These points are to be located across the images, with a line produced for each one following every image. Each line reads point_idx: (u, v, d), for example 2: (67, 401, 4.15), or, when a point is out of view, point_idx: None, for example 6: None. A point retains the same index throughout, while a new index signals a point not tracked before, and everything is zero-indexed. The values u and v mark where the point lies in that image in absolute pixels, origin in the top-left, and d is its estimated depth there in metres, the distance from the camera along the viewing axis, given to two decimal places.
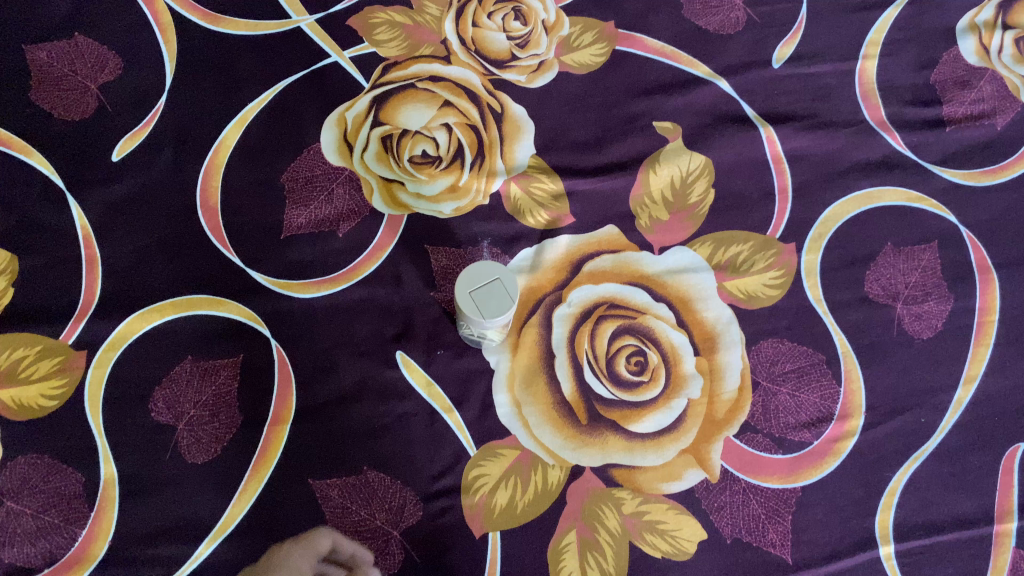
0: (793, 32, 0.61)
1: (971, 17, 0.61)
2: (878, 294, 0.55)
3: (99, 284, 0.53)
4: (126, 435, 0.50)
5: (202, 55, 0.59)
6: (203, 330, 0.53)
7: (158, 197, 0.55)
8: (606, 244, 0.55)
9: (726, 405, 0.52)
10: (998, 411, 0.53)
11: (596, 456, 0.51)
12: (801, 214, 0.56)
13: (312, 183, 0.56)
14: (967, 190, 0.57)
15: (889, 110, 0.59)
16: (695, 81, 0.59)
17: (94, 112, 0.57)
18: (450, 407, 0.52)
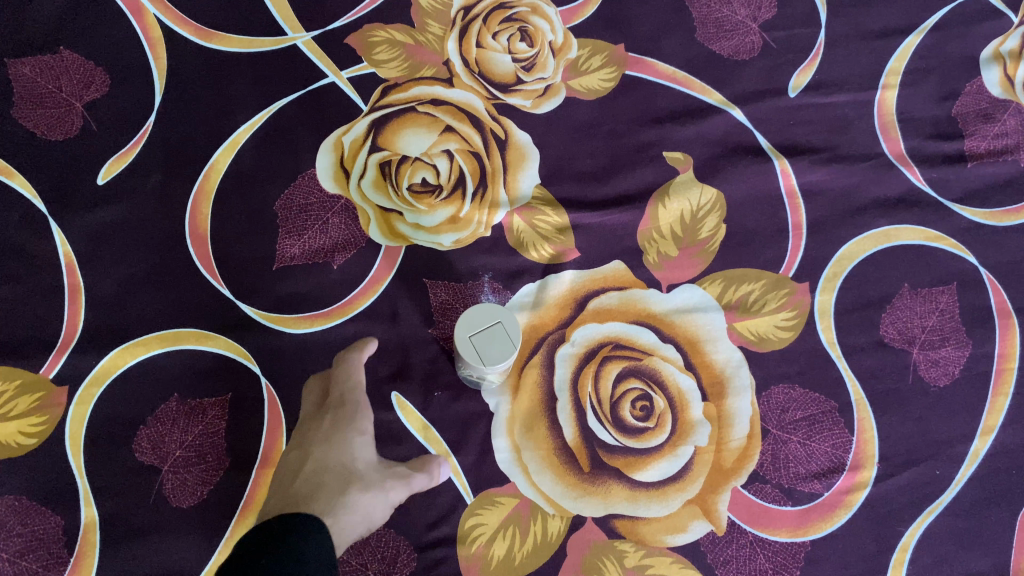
0: (810, 59, 0.58)
1: (996, 46, 0.59)
2: (894, 338, 0.53)
3: (82, 315, 0.51)
4: (109, 477, 0.48)
5: (194, 72, 0.56)
6: (190, 367, 0.51)
7: (146, 224, 0.53)
8: (612, 281, 0.53)
9: (734, 453, 0.50)
10: (1016, 463, 0.51)
11: (598, 505, 0.49)
12: (815, 252, 0.54)
13: (307, 211, 0.53)
14: (988, 229, 0.55)
15: (908, 143, 0.57)
16: (707, 110, 0.57)
17: (79, 131, 0.54)
18: (447, 451, 0.50)
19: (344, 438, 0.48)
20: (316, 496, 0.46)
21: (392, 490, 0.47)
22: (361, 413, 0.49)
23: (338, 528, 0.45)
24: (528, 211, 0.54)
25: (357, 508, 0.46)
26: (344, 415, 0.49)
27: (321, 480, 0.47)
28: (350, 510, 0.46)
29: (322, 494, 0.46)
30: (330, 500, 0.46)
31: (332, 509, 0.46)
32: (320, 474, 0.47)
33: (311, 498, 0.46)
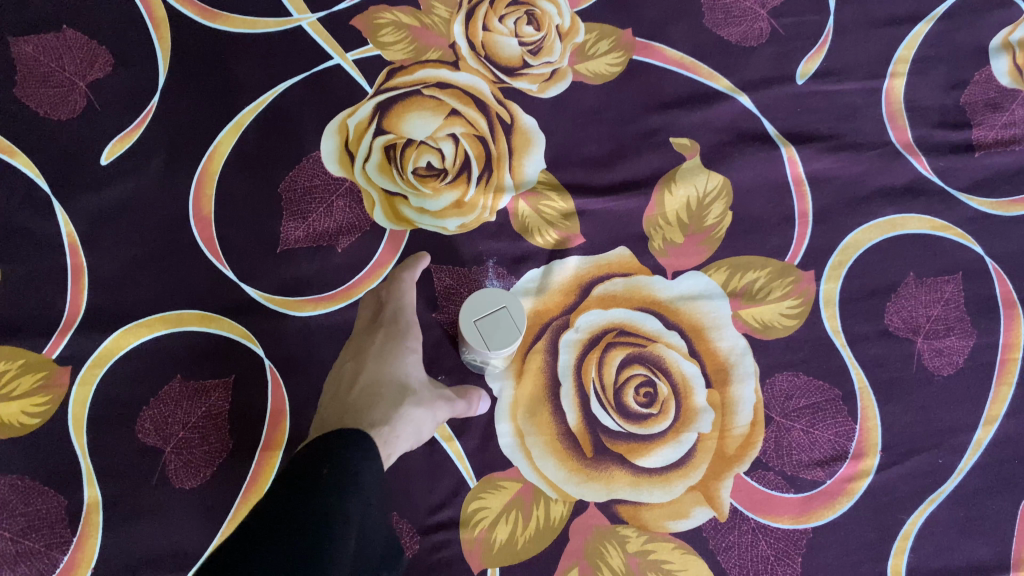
0: (818, 47, 0.58)
1: (1005, 36, 0.58)
2: (899, 327, 0.53)
3: (85, 295, 0.51)
4: (112, 457, 0.48)
5: (198, 53, 0.56)
6: (193, 348, 0.50)
7: (149, 204, 0.53)
8: (617, 267, 0.53)
9: (737, 440, 0.50)
10: (1019, 453, 0.51)
11: (601, 491, 0.49)
12: (821, 241, 0.54)
13: (311, 194, 0.53)
14: (995, 219, 0.55)
15: (916, 132, 0.56)
16: (714, 96, 0.57)
17: (83, 111, 0.54)
18: (450, 436, 0.50)
19: (398, 354, 0.48)
20: (375, 406, 0.44)
21: (441, 409, 0.47)
22: (410, 334, 0.49)
23: (392, 437, 0.44)
24: (534, 195, 0.54)
25: (413, 421, 0.45)
26: (397, 334, 0.48)
27: (376, 390, 0.45)
28: (406, 422, 0.45)
29: (380, 402, 0.45)
30: (388, 409, 0.44)
31: (390, 418, 0.44)
32: (374, 384, 0.46)
33: (369, 406, 0.44)
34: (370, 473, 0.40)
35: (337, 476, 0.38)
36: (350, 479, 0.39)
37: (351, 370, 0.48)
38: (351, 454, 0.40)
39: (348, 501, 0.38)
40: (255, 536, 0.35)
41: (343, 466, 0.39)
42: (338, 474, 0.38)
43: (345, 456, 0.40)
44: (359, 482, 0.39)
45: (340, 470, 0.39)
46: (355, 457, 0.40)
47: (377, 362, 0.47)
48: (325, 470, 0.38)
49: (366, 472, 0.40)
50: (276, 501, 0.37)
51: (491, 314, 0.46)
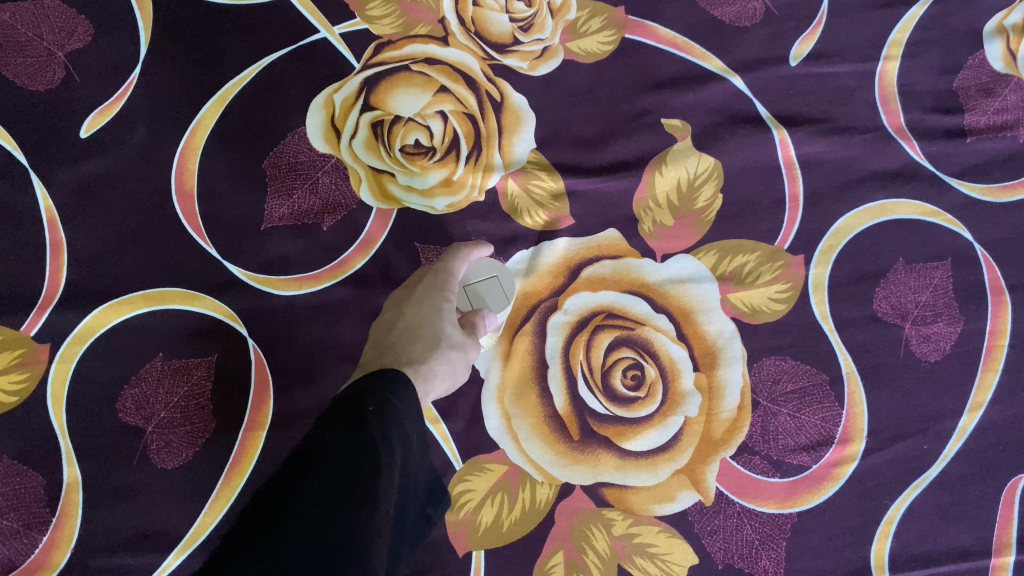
0: (812, 27, 0.57)
1: (1000, 19, 0.58)
2: (887, 313, 0.52)
3: (64, 272, 0.50)
4: (92, 436, 0.48)
5: (180, 24, 0.54)
6: (175, 327, 0.50)
7: (130, 179, 0.52)
8: (606, 249, 0.53)
9: (724, 424, 0.50)
10: (1004, 439, 0.51)
11: (587, 474, 0.49)
12: (811, 225, 0.54)
13: (296, 171, 0.52)
14: (985, 206, 0.55)
15: (908, 116, 0.56)
16: (707, 77, 0.56)
17: (61, 83, 0.53)
18: (437, 418, 0.50)
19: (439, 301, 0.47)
20: (413, 345, 0.44)
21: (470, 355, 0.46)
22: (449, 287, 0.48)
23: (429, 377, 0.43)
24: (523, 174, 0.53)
25: (447, 362, 0.45)
26: (436, 284, 0.48)
27: (413, 332, 0.45)
28: (443, 366, 0.44)
29: (420, 343, 0.44)
30: (425, 351, 0.44)
31: (428, 360, 0.44)
32: (413, 328, 0.45)
33: (406, 347, 0.44)
34: (402, 412, 0.38)
35: (377, 415, 0.36)
36: (387, 417, 0.37)
37: (390, 321, 0.47)
38: (384, 392, 0.39)
39: (388, 438, 0.36)
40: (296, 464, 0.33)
41: (379, 405, 0.37)
42: (375, 412, 0.37)
43: (380, 395, 0.38)
44: (396, 420, 0.37)
45: (376, 409, 0.37)
46: (386, 396, 0.38)
47: (414, 308, 0.46)
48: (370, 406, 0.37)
49: (401, 411, 0.38)
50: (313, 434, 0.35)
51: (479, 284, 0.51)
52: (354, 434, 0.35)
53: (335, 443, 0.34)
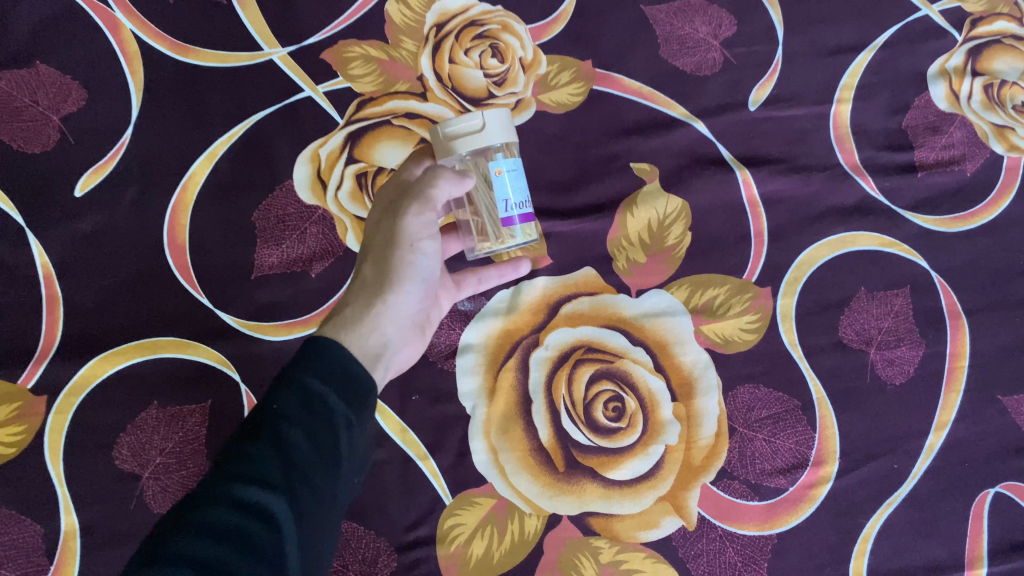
0: (768, 75, 0.61)
1: (942, 62, 0.62)
2: (853, 339, 0.55)
3: (59, 326, 0.52)
4: (89, 485, 0.49)
5: (169, 85, 0.57)
6: (170, 374, 0.51)
7: (124, 234, 0.54)
8: (583, 287, 0.55)
9: (703, 451, 0.52)
10: (969, 456, 0.53)
11: (574, 504, 0.51)
12: (776, 259, 0.57)
13: (284, 222, 0.54)
14: (939, 236, 0.58)
15: (862, 154, 0.59)
16: (672, 123, 0.59)
17: (55, 145, 0.55)
18: (425, 454, 0.51)
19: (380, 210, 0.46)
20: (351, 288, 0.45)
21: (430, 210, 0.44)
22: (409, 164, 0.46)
23: (362, 313, 0.43)
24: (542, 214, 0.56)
25: (403, 241, 0.43)
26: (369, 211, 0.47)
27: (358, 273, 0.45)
28: (396, 248, 0.43)
29: (371, 258, 0.44)
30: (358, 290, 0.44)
31: (357, 300, 0.43)
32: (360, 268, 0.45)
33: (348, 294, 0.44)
34: (333, 388, 0.38)
35: (287, 404, 0.36)
36: (309, 406, 0.36)
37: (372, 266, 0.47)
38: (310, 371, 0.38)
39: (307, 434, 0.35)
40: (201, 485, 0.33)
41: (300, 390, 0.37)
42: (293, 402, 0.36)
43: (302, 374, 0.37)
44: (321, 406, 0.36)
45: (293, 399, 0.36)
46: (314, 374, 0.38)
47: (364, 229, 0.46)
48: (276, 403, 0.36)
49: (328, 390, 0.37)
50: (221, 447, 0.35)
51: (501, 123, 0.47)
52: (259, 449, 0.34)
53: (240, 462, 0.34)
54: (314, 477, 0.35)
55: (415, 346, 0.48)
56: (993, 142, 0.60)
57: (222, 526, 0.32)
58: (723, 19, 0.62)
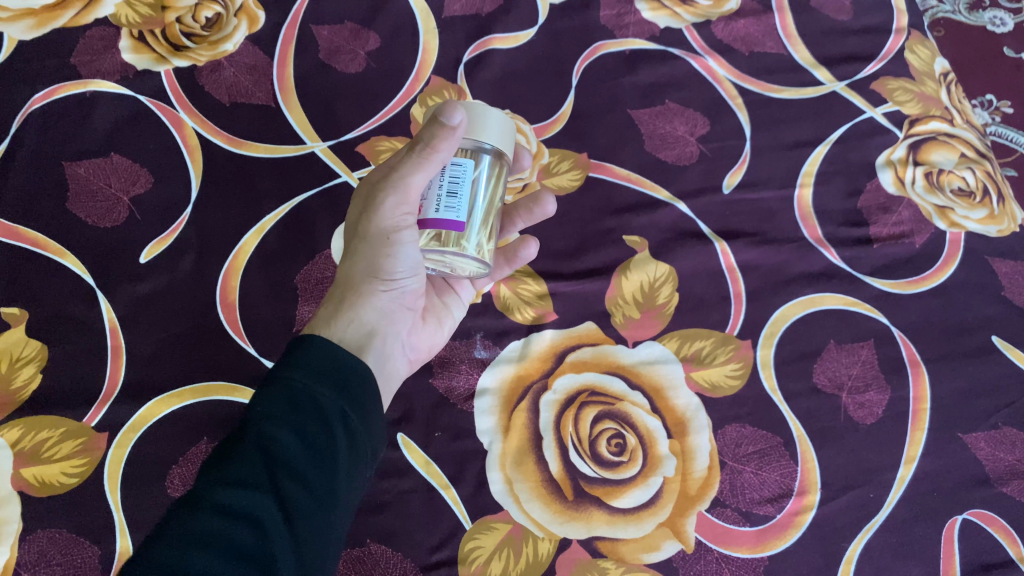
0: (739, 164, 0.71)
1: (888, 155, 0.72)
2: (826, 385, 0.62)
3: (122, 373, 0.58)
4: (143, 510, 0.54)
5: (224, 171, 0.66)
6: (218, 413, 0.57)
7: (182, 294, 0.61)
8: (586, 338, 0.62)
9: (697, 482, 0.58)
10: (938, 486, 0.59)
11: (582, 529, 0.56)
12: (754, 316, 0.64)
13: (323, 283, 0.62)
14: (896, 297, 0.66)
15: (824, 229, 0.68)
16: (658, 203, 0.68)
17: (124, 220, 0.63)
18: (447, 483, 0.57)
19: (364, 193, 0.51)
20: (341, 287, 0.51)
21: (406, 199, 0.47)
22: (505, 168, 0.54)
23: (352, 315, 0.50)
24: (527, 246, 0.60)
25: (377, 234, 0.48)
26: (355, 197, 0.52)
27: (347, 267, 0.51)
28: (372, 239, 0.49)
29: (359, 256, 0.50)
30: (347, 293, 0.51)
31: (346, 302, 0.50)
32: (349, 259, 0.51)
33: (340, 290, 0.51)
34: (315, 389, 0.42)
35: (271, 409, 0.40)
36: (289, 406, 0.40)
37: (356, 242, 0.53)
38: (292, 374, 0.42)
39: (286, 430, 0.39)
40: (192, 489, 0.37)
41: (283, 392, 0.41)
42: (276, 404, 0.40)
43: (286, 380, 0.42)
44: (303, 406, 0.41)
45: (273, 403, 0.41)
46: (294, 378, 0.42)
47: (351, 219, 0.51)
48: (259, 407, 0.40)
49: (312, 393, 0.42)
50: (212, 452, 0.39)
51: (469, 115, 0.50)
52: (244, 449, 0.38)
53: (227, 463, 0.37)
54: (300, 467, 0.39)
55: (419, 326, 0.57)
56: (936, 219, 0.69)
57: (211, 518, 0.35)
58: (698, 120, 0.73)
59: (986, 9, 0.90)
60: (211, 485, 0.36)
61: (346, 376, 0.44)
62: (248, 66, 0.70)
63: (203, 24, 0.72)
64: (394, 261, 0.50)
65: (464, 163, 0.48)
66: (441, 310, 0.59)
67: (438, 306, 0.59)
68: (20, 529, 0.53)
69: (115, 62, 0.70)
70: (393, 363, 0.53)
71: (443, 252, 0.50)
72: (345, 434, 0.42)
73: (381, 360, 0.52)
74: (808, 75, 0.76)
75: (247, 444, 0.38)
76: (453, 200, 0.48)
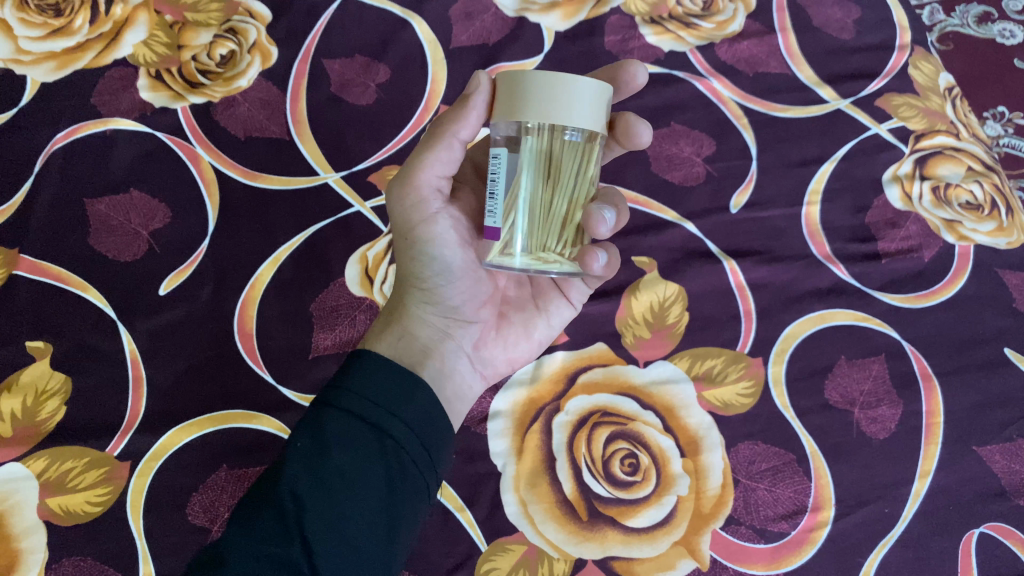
0: (745, 184, 0.72)
1: (894, 170, 0.73)
2: (838, 401, 0.62)
3: (143, 403, 0.60)
4: (164, 537, 0.55)
5: (240, 204, 0.68)
6: (236, 441, 0.58)
7: (201, 324, 0.63)
8: (597, 359, 0.63)
9: (711, 500, 0.58)
10: (954, 500, 0.59)
11: (597, 549, 0.57)
12: (764, 333, 0.65)
13: (337, 311, 0.63)
14: (906, 311, 0.66)
15: (833, 245, 0.69)
16: (666, 224, 0.69)
17: (144, 253, 0.65)
18: (462, 506, 0.58)
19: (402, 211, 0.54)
20: (398, 307, 0.54)
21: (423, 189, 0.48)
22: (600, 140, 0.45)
23: (407, 331, 0.53)
24: (589, 257, 0.46)
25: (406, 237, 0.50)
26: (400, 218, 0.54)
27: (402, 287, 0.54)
28: (405, 246, 0.51)
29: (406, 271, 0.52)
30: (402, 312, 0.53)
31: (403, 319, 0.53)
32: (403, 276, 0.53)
33: (397, 311, 0.54)
34: (351, 422, 0.43)
35: (306, 447, 0.41)
36: (323, 444, 0.41)
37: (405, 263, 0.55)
38: (332, 409, 0.43)
39: (318, 470, 0.40)
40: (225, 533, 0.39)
41: (318, 430, 0.42)
42: (311, 442, 0.42)
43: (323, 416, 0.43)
44: (337, 441, 0.41)
45: (311, 440, 0.42)
46: (335, 410, 0.43)
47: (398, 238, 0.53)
48: (296, 445, 0.42)
49: (348, 426, 0.42)
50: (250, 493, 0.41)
51: (553, 91, 0.41)
52: (275, 491, 0.40)
53: (256, 506, 0.39)
54: (334, 505, 0.39)
55: (492, 335, 0.56)
56: (945, 233, 0.69)
57: (231, 564, 0.36)
58: (704, 141, 0.73)
59: (995, 21, 0.90)
60: (234, 534, 0.38)
61: (394, 401, 0.44)
62: (262, 101, 0.72)
63: (218, 61, 0.74)
64: (435, 265, 0.50)
65: (505, 157, 0.44)
66: (529, 313, 0.57)
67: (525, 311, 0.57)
68: (46, 558, 0.54)
69: (133, 100, 0.72)
70: (459, 378, 0.54)
71: (525, 264, 0.46)
72: (387, 465, 0.42)
73: (441, 379, 0.52)
74: (812, 94, 0.76)
75: (279, 485, 0.40)
76: (493, 206, 0.45)
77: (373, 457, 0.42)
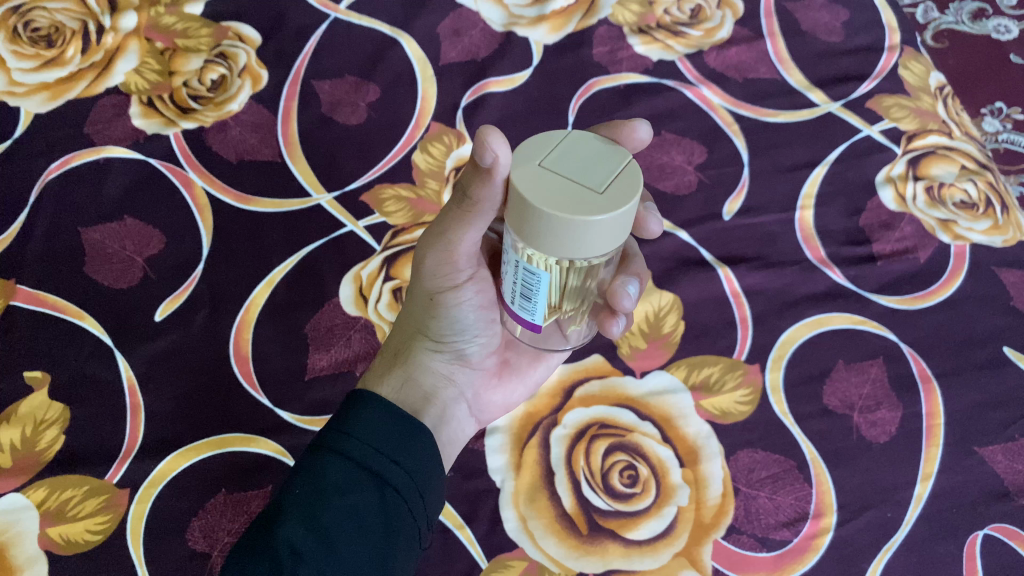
0: (737, 191, 0.72)
1: (887, 172, 0.72)
2: (837, 405, 0.62)
3: (141, 429, 0.59)
4: (164, 564, 0.54)
5: (234, 228, 0.68)
6: (236, 465, 0.58)
7: (198, 348, 0.63)
8: (593, 371, 0.64)
9: (712, 509, 0.58)
10: (956, 502, 0.57)
11: (598, 563, 0.56)
12: (761, 340, 0.65)
13: (332, 331, 0.64)
14: (903, 313, 0.66)
15: (828, 249, 0.69)
16: (659, 233, 0.69)
17: (139, 280, 0.65)
18: (462, 523, 0.57)
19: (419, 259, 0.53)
20: (402, 353, 0.54)
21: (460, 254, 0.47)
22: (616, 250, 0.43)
23: (412, 376, 0.53)
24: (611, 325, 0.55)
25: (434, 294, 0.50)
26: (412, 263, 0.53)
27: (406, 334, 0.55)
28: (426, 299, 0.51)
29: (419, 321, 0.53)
30: (407, 357, 0.54)
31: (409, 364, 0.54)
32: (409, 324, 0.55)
33: (401, 355, 0.54)
34: (352, 471, 0.42)
35: (305, 495, 0.41)
36: (323, 492, 0.41)
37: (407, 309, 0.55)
38: (332, 455, 0.43)
39: (315, 520, 0.40)
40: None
41: (319, 477, 0.42)
42: (310, 490, 0.41)
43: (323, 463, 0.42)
44: (337, 492, 0.41)
45: (310, 484, 0.42)
46: (337, 455, 0.43)
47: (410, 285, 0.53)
48: (295, 493, 0.41)
49: (348, 475, 0.42)
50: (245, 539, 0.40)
51: (561, 237, 0.36)
52: (272, 540, 0.39)
53: (252, 555, 0.38)
54: (332, 559, 0.39)
55: (492, 383, 0.59)
56: (940, 233, 0.69)
57: None
58: (695, 149, 0.74)
59: (989, 17, 0.91)
60: None
61: (396, 450, 0.45)
62: (253, 124, 0.73)
63: (209, 86, 0.75)
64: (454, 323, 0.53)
65: (546, 280, 0.42)
66: (530, 360, 0.60)
67: (526, 356, 0.60)
68: None
69: (126, 128, 0.72)
70: (458, 423, 0.55)
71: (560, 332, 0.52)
72: (384, 514, 0.42)
73: (443, 423, 0.54)
74: (802, 98, 0.77)
75: (275, 534, 0.39)
76: (531, 303, 0.45)
77: (372, 508, 0.42)
